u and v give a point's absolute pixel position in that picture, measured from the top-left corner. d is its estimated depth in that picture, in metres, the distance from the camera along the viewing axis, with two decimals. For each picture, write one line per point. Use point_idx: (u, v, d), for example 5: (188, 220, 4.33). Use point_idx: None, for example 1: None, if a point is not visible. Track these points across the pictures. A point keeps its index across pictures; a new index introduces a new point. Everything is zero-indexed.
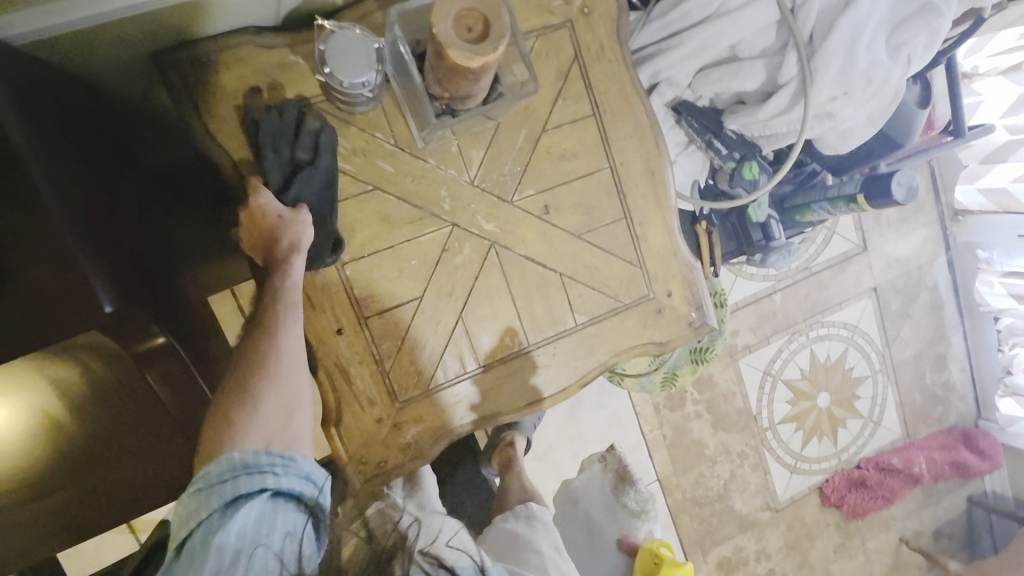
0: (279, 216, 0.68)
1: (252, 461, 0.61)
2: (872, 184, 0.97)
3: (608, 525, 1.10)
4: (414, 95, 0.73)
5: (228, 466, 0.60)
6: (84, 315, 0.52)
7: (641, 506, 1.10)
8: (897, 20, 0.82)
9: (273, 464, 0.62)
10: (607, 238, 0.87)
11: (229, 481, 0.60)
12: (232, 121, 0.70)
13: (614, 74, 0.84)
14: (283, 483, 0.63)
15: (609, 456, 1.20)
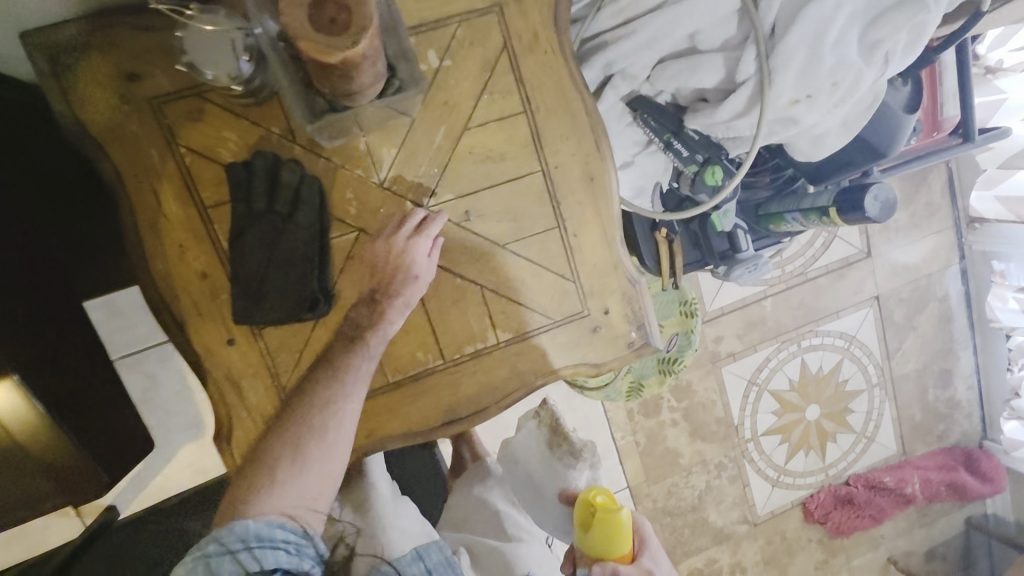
0: (414, 277, 0.71)
1: (264, 533, 0.63)
2: (847, 197, 0.87)
3: (546, 484, 0.89)
4: (288, 97, 0.62)
5: (240, 535, 0.62)
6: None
7: (573, 454, 0.90)
8: (875, 12, 0.71)
9: (286, 542, 0.63)
10: (537, 249, 0.79)
11: (238, 551, 0.62)
12: (103, 109, 0.64)
13: (549, 66, 0.75)
14: (290, 562, 0.63)
15: (542, 410, 0.97)
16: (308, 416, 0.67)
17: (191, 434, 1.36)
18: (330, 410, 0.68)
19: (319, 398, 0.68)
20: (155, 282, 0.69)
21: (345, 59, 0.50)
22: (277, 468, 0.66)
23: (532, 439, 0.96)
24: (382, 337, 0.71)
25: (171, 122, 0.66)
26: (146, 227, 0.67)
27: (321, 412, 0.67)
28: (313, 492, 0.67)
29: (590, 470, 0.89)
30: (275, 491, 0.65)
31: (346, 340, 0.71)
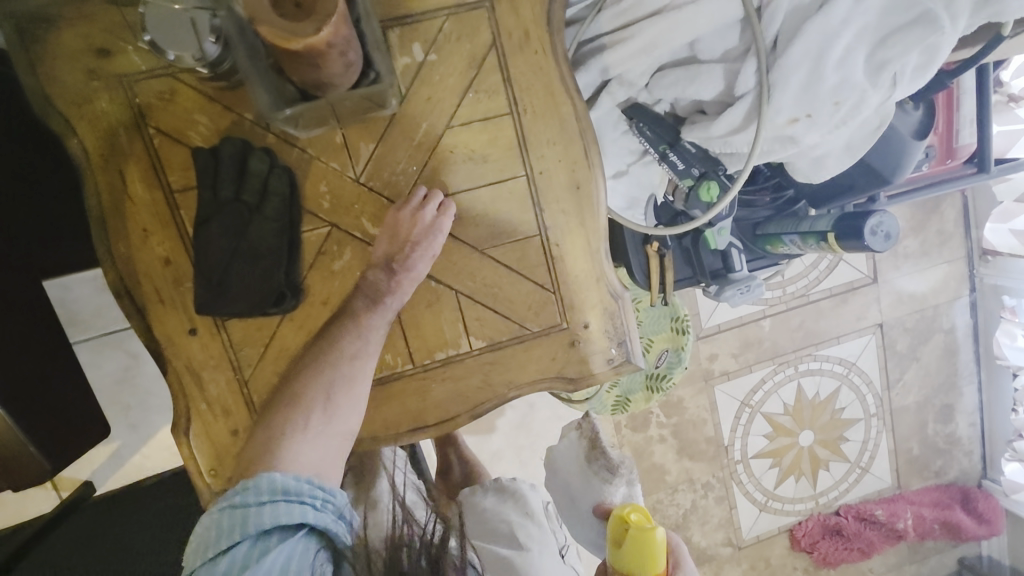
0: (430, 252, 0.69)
1: (292, 489, 0.57)
2: (847, 222, 0.84)
3: (581, 494, 0.85)
4: (255, 84, 0.59)
5: (266, 488, 0.56)
6: None
7: (612, 470, 0.84)
8: (884, 31, 0.67)
9: (313, 495, 0.59)
10: (516, 256, 0.76)
11: (263, 507, 0.56)
12: (73, 86, 0.62)
13: (539, 67, 0.72)
14: (316, 517, 0.59)
15: (585, 422, 0.93)
16: (333, 366, 0.64)
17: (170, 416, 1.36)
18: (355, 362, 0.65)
19: (347, 348, 0.65)
20: (117, 265, 0.66)
21: (308, 46, 0.47)
22: (309, 412, 0.62)
23: (573, 449, 0.91)
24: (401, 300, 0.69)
25: (141, 101, 0.64)
26: (110, 208, 0.65)
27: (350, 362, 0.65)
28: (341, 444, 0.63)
29: (628, 489, 0.84)
30: (306, 440, 0.60)
31: (364, 300, 0.68)
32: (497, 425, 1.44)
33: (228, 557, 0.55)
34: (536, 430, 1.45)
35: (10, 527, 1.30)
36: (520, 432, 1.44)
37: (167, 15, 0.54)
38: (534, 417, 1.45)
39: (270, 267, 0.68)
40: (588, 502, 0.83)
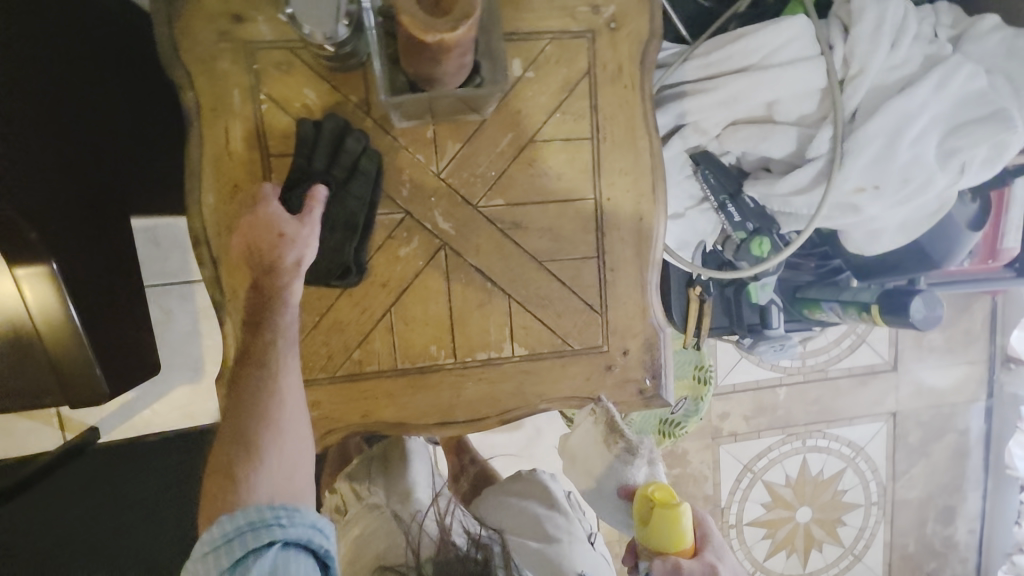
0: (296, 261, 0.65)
1: (256, 518, 0.58)
2: (892, 297, 0.87)
3: (603, 479, 0.84)
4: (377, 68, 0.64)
5: (230, 526, 0.58)
6: None
7: (632, 450, 0.82)
8: (958, 120, 0.73)
9: (278, 516, 0.59)
10: (571, 273, 0.79)
11: (231, 542, 0.58)
12: (203, 44, 0.67)
13: (626, 101, 0.76)
14: (289, 534, 0.59)
15: (597, 407, 0.82)
16: (246, 410, 0.63)
17: (187, 376, 1.36)
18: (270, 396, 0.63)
19: (256, 387, 0.63)
20: (203, 214, 0.70)
21: (438, 41, 0.51)
22: (237, 468, 0.61)
23: (589, 434, 0.84)
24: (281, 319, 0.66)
25: (259, 68, 0.69)
26: (209, 160, 0.69)
27: (259, 401, 0.63)
28: (287, 473, 0.63)
29: (651, 468, 0.84)
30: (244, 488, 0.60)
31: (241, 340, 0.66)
32: (500, 443, 1.43)
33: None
34: (539, 456, 1.44)
35: (11, 458, 1.29)
36: (524, 455, 1.43)
37: None
38: (539, 443, 1.44)
39: (339, 243, 0.71)
40: (610, 485, 0.83)
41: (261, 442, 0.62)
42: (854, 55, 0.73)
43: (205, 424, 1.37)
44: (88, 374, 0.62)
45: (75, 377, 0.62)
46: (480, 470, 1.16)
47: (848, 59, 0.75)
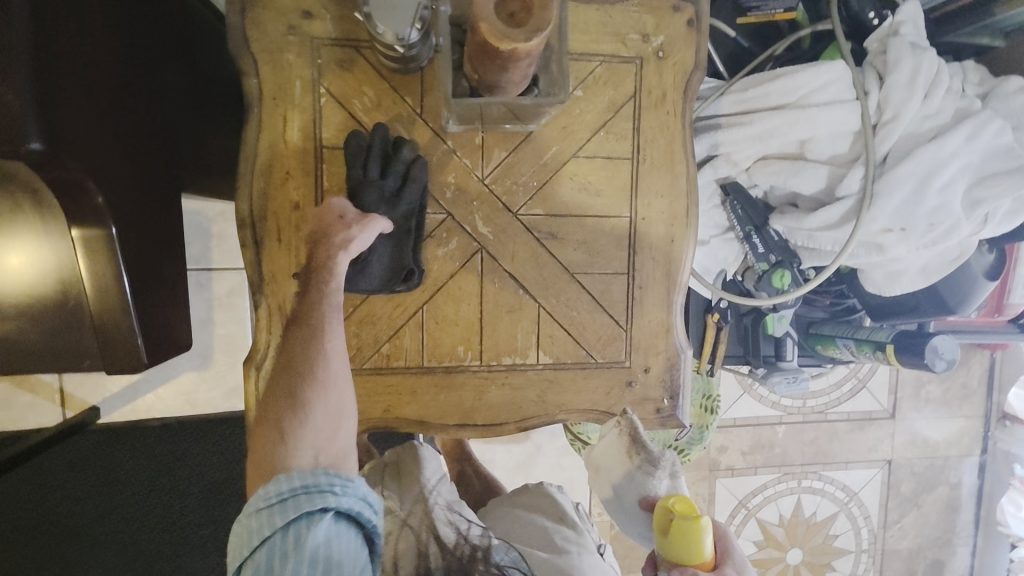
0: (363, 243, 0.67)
1: (311, 480, 0.59)
2: (908, 338, 0.88)
3: (626, 490, 0.83)
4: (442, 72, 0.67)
5: (288, 485, 0.58)
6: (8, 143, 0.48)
7: (655, 462, 0.80)
8: (984, 172, 0.77)
9: (333, 483, 0.60)
10: (601, 287, 0.81)
11: (288, 500, 0.58)
12: (271, 35, 0.70)
13: (666, 126, 0.79)
14: (343, 502, 0.60)
15: (622, 421, 0.82)
16: (295, 369, 0.64)
17: (194, 363, 1.36)
18: (320, 357, 0.64)
19: (307, 349, 0.65)
20: (253, 197, 0.72)
21: (511, 50, 0.54)
22: (283, 424, 0.62)
23: (612, 445, 0.83)
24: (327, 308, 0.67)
25: (322, 63, 0.71)
26: (264, 146, 0.71)
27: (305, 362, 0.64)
28: (329, 433, 0.63)
29: (674, 481, 0.82)
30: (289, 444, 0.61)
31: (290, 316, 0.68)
32: (500, 457, 1.42)
33: (267, 547, 0.57)
34: (537, 473, 1.44)
35: (8, 430, 1.28)
36: (522, 471, 1.43)
37: None
38: (538, 460, 1.43)
39: (384, 242, 0.72)
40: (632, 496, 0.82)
41: (306, 400, 0.62)
42: (889, 102, 0.77)
43: (207, 413, 1.36)
44: (128, 339, 0.65)
45: (116, 341, 0.65)
46: (482, 479, 1.16)
47: (882, 105, 0.79)
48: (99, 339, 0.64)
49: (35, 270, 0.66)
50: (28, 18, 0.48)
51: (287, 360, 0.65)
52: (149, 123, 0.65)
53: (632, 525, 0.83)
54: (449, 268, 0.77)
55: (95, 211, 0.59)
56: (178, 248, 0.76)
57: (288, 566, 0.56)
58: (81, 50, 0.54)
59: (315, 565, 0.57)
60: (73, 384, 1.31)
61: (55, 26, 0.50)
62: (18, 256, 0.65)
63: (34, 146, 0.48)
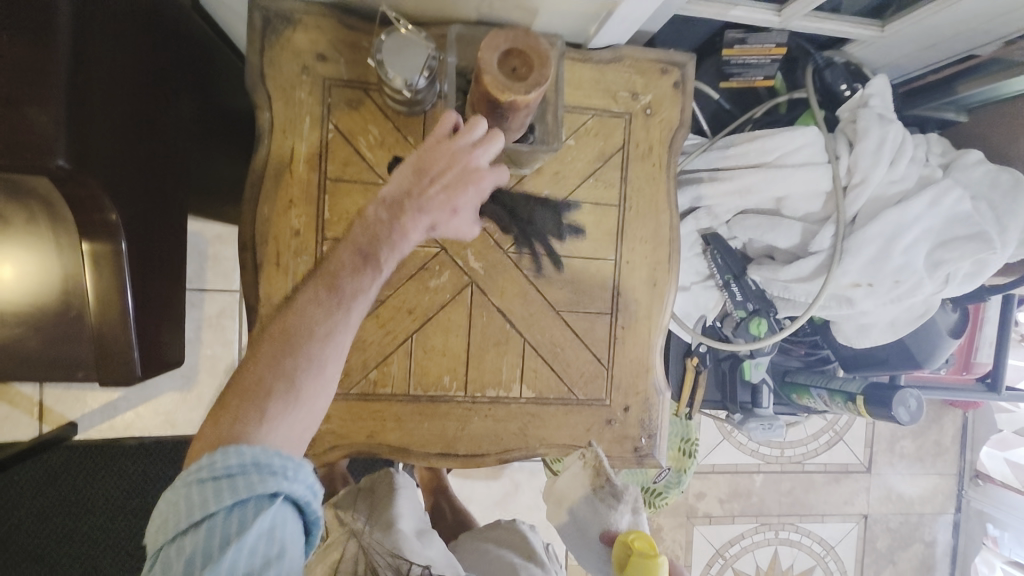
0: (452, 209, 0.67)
1: (264, 460, 0.59)
2: (877, 390, 0.92)
3: (589, 522, 0.86)
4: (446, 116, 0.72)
5: (239, 460, 0.58)
6: (37, 160, 0.52)
7: (618, 495, 0.84)
8: (945, 236, 0.83)
9: (286, 467, 0.60)
10: (585, 325, 0.84)
11: (237, 477, 0.57)
12: (286, 72, 0.75)
13: (652, 178, 0.85)
14: (294, 487, 0.60)
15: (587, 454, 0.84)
16: (307, 346, 0.65)
17: (177, 383, 1.35)
18: (331, 342, 0.65)
19: (320, 328, 0.65)
20: (256, 221, 0.75)
21: (511, 101, 0.59)
22: (268, 402, 0.62)
23: (578, 480, 0.85)
24: (397, 253, 0.68)
25: (332, 101, 0.76)
26: (271, 175, 0.75)
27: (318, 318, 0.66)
28: (299, 432, 0.64)
29: (634, 516, 0.87)
30: (266, 427, 0.61)
31: (355, 253, 0.67)
32: (478, 493, 1.41)
33: (207, 525, 0.56)
34: (514, 511, 1.43)
35: None
36: (500, 509, 1.42)
37: (401, 43, 0.65)
38: (516, 498, 1.43)
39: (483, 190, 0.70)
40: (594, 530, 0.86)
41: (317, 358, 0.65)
42: (857, 167, 0.83)
43: (185, 434, 1.35)
44: (124, 351, 0.67)
45: (112, 352, 0.66)
46: (459, 513, 1.16)
47: (852, 169, 0.85)
48: (96, 350, 0.66)
49: (29, 277, 0.68)
50: (69, 48, 0.52)
51: (301, 323, 0.65)
52: (165, 149, 0.69)
53: (592, 560, 0.86)
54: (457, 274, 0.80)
55: (105, 227, 0.61)
56: (178, 266, 0.79)
57: (229, 549, 0.55)
58: (114, 78, 0.59)
59: (258, 551, 0.56)
60: (51, 398, 1.30)
61: (95, 56, 0.55)
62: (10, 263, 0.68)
63: (60, 164, 0.52)
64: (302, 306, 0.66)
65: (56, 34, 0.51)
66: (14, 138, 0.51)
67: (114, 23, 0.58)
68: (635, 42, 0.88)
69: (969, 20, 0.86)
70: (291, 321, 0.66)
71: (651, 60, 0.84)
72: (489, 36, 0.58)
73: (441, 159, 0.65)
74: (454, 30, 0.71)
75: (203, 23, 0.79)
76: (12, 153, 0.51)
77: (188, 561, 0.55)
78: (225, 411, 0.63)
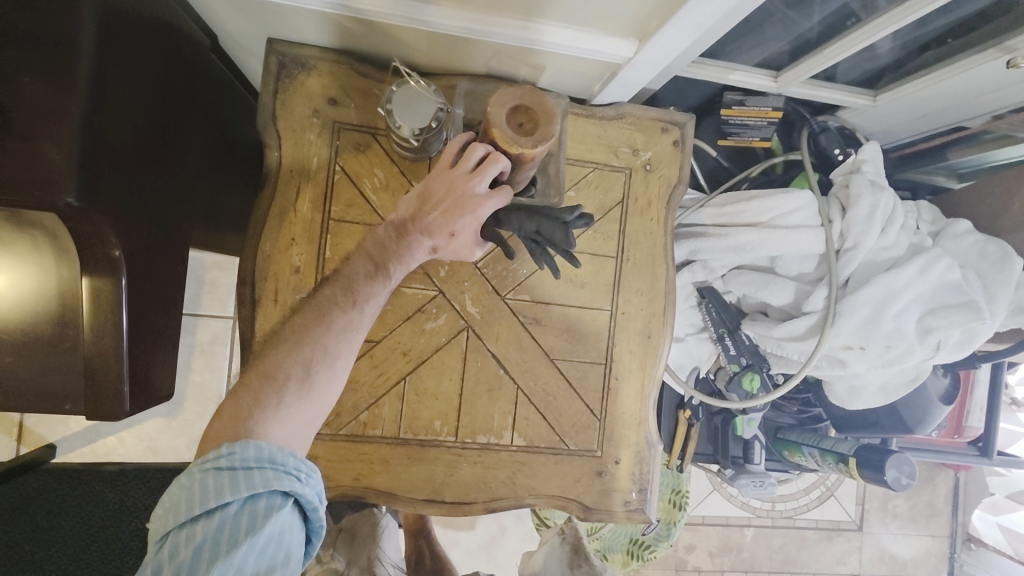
0: (453, 233, 0.64)
1: (281, 459, 0.61)
2: (870, 454, 0.91)
3: None
4: None
5: (256, 455, 0.60)
6: (46, 196, 0.53)
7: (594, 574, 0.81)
8: (936, 303, 0.84)
9: (299, 469, 0.62)
10: (578, 375, 0.84)
11: (252, 471, 0.59)
12: (299, 115, 0.77)
13: (650, 232, 0.86)
14: (303, 490, 0.62)
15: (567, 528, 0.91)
16: (323, 338, 0.67)
17: (163, 409, 1.34)
18: (345, 338, 0.68)
19: (337, 323, 0.67)
20: (256, 257, 0.76)
21: (517, 154, 0.60)
22: (284, 389, 0.65)
23: (556, 554, 0.87)
24: (404, 269, 0.68)
25: (340, 144, 0.78)
26: (275, 213, 0.76)
27: (328, 326, 0.67)
28: (306, 424, 0.66)
29: None
30: (281, 414, 0.64)
31: (368, 261, 0.68)
32: (464, 537, 1.38)
33: (219, 515, 0.58)
34: (498, 558, 1.39)
35: None
36: (485, 554, 1.38)
37: (411, 95, 0.67)
38: (502, 543, 1.39)
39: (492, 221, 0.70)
40: None
41: (315, 369, 0.66)
42: (849, 232, 0.85)
43: (166, 462, 1.32)
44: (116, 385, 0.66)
45: (103, 388, 0.66)
46: (441, 559, 1.13)
47: (844, 233, 0.86)
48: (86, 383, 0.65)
49: (6, 300, 0.67)
50: (87, 87, 0.54)
51: (319, 317, 0.67)
52: (173, 184, 0.70)
53: None
54: (457, 307, 0.81)
55: (105, 260, 0.62)
56: (175, 299, 0.79)
57: (239, 545, 0.57)
58: (131, 114, 0.60)
59: (266, 548, 0.59)
60: (32, 419, 1.28)
61: (115, 96, 0.57)
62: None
63: (69, 201, 0.53)
64: (314, 310, 0.68)
65: (76, 74, 0.53)
66: (26, 174, 0.52)
67: (134, 67, 0.60)
68: (637, 100, 0.91)
69: (958, 96, 0.89)
70: (309, 315, 0.68)
71: (652, 118, 0.86)
72: (496, 93, 0.60)
73: (443, 185, 0.63)
74: (463, 86, 0.75)
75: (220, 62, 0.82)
76: (19, 190, 0.52)
77: (196, 549, 0.56)
78: (247, 390, 0.65)
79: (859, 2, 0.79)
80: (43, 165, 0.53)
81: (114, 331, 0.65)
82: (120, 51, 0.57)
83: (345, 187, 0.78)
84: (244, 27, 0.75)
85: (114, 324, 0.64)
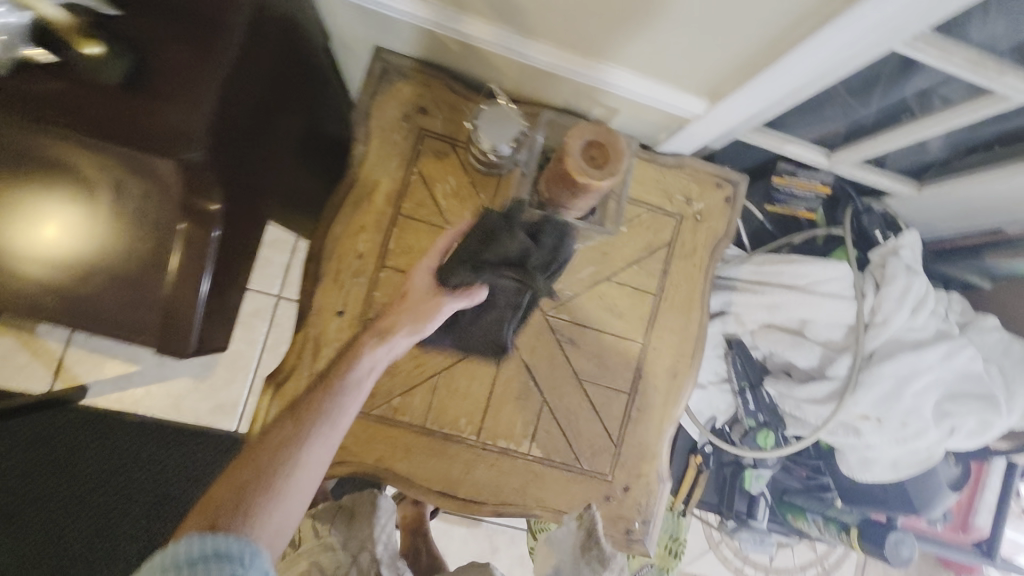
0: (411, 332, 0.74)
1: (223, 548, 0.60)
2: (871, 530, 1.00)
3: None
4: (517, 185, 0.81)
5: (199, 548, 0.60)
6: (171, 149, 0.59)
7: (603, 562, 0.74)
8: (957, 390, 0.88)
9: (242, 555, 0.61)
10: (603, 399, 0.87)
11: (197, 565, 0.59)
12: (390, 117, 0.84)
13: (690, 276, 0.91)
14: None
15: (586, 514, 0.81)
16: (266, 465, 0.69)
17: (193, 371, 1.39)
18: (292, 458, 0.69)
19: (282, 441, 0.70)
20: (328, 238, 0.82)
21: (586, 183, 0.66)
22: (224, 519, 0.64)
23: (568, 538, 0.79)
24: (362, 378, 0.74)
25: (422, 149, 0.85)
26: (352, 200, 0.83)
27: (274, 452, 0.69)
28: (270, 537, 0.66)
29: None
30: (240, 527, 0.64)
31: (322, 379, 0.75)
32: (455, 548, 1.39)
33: None
34: None
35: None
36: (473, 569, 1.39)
37: (498, 116, 0.75)
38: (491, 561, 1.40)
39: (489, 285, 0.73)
40: None
41: (275, 484, 0.68)
42: (880, 308, 0.88)
43: (186, 422, 1.37)
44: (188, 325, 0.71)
45: (178, 323, 0.71)
46: (434, 562, 1.15)
47: (874, 309, 0.90)
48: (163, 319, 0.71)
49: (69, 245, 0.69)
50: (229, 59, 0.61)
51: (269, 442, 0.70)
52: (264, 162, 0.76)
53: None
54: None
55: (204, 212, 0.68)
56: (246, 265, 0.85)
57: None
58: (253, 94, 0.67)
59: None
60: (73, 358, 1.35)
61: (247, 73, 0.65)
62: (53, 225, 0.68)
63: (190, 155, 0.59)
64: (263, 439, 0.71)
65: (222, 47, 0.61)
66: (163, 126, 0.59)
67: (268, 60, 0.68)
68: (695, 155, 0.97)
69: (1001, 200, 0.93)
70: (261, 447, 0.70)
71: (708, 173, 0.92)
72: (576, 126, 0.67)
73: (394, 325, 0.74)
74: (548, 115, 0.80)
75: (329, 68, 0.91)
76: (148, 141, 0.59)
77: None
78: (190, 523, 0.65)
79: (916, 99, 0.83)
80: (177, 119, 0.59)
81: (198, 273, 0.70)
82: (265, 38, 0.67)
83: (420, 188, 0.85)
84: (358, 34, 0.84)
85: (198, 266, 0.70)
